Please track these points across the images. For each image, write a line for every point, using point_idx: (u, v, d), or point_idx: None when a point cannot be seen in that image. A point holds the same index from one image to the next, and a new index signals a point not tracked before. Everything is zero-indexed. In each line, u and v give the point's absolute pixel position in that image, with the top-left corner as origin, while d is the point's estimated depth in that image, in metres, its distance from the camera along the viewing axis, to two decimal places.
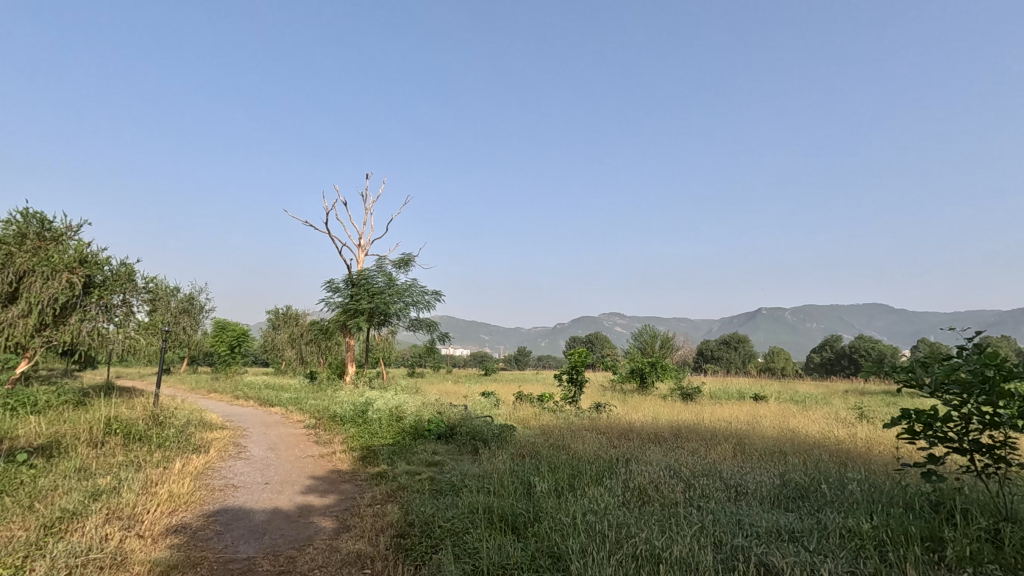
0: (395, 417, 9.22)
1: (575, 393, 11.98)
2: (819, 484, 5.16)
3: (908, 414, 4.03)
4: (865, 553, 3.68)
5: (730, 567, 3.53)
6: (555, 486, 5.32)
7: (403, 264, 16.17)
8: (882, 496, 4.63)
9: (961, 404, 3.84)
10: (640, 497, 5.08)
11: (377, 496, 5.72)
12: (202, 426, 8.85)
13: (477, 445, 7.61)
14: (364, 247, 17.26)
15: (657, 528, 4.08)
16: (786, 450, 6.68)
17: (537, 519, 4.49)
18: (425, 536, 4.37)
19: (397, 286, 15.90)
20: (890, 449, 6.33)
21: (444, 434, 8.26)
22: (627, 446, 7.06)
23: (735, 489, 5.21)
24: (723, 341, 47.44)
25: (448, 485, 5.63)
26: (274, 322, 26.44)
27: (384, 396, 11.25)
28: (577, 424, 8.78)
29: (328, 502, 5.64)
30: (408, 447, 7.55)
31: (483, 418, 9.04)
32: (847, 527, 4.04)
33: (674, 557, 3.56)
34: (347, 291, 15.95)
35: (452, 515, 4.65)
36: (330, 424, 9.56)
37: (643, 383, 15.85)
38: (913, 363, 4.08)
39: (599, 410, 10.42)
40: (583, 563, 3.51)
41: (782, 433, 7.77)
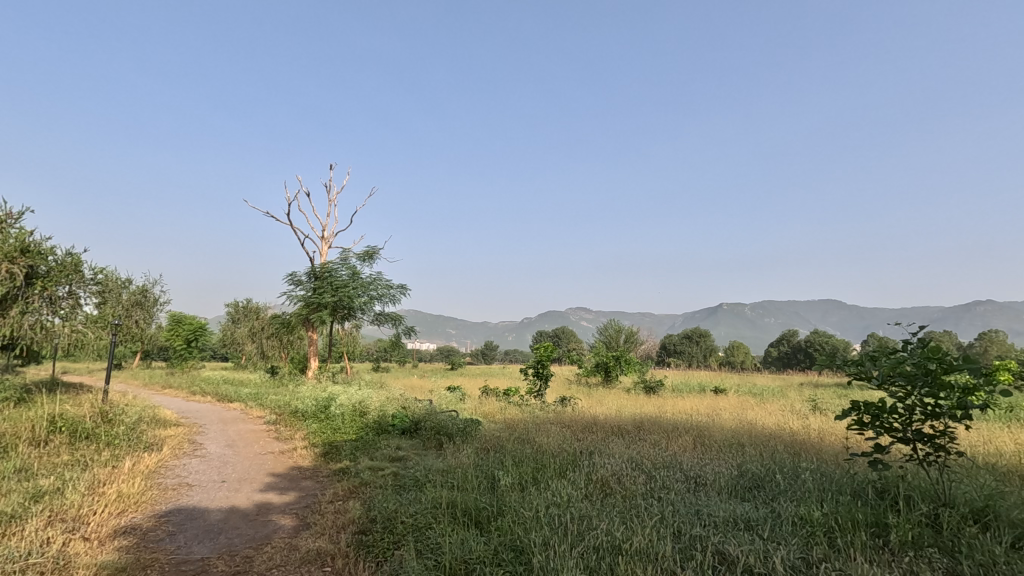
0: (359, 412, 9.07)
1: (541, 387, 12.02)
2: (774, 474, 5.34)
3: (857, 406, 4.20)
4: (815, 539, 3.84)
5: (688, 556, 3.61)
6: (519, 480, 5.34)
7: (367, 257, 15.88)
8: (833, 485, 4.81)
9: (906, 395, 4.02)
10: (602, 489, 5.14)
11: (339, 492, 5.64)
12: (155, 423, 8.50)
13: (442, 439, 7.58)
14: (327, 239, 16.84)
15: (618, 520, 4.15)
16: (743, 441, 6.88)
17: (501, 513, 4.51)
18: (387, 532, 4.32)
19: (362, 279, 15.62)
20: (840, 440, 6.61)
21: (408, 429, 8.19)
22: (591, 439, 7.13)
23: (694, 480, 5.34)
24: (685, 335, 48.41)
25: (411, 480, 5.58)
26: (233, 316, 25.68)
27: (347, 391, 11.06)
28: (542, 418, 8.84)
29: (288, 500, 5.50)
30: (371, 443, 7.46)
31: (448, 412, 9.00)
32: (800, 515, 4.19)
33: (633, 548, 3.62)
34: (309, 284, 15.56)
35: (415, 510, 4.62)
36: (291, 420, 9.34)
37: (607, 376, 16.08)
38: (863, 358, 4.27)
39: (565, 403, 10.51)
40: (545, 556, 3.55)
41: (739, 425, 8.02)
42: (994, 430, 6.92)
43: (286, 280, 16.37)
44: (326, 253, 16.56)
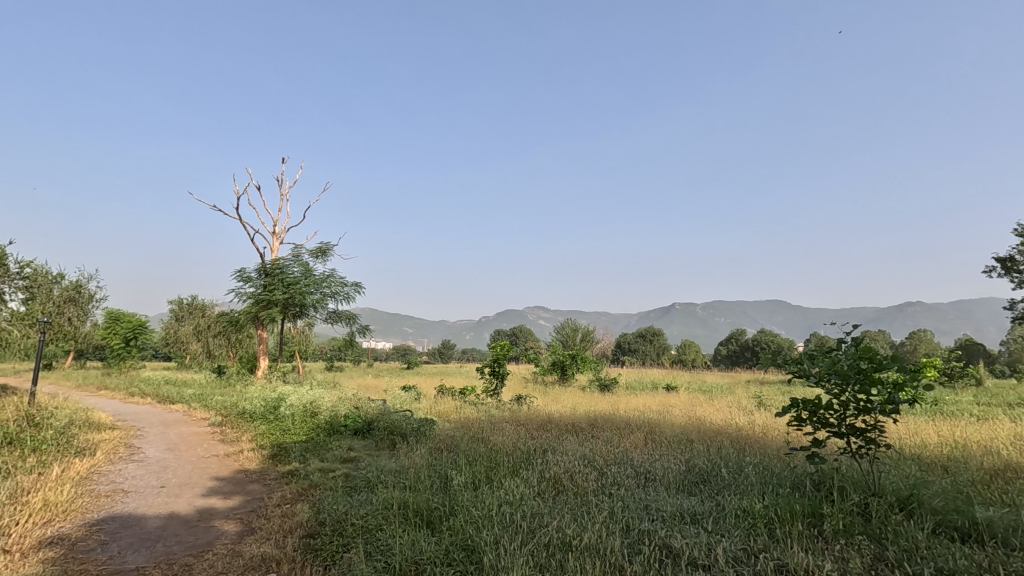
0: (310, 413, 8.84)
1: (497, 386, 12.02)
2: (719, 468, 5.54)
3: (796, 402, 4.39)
4: (756, 531, 3.99)
5: (636, 551, 3.69)
6: (472, 479, 5.34)
7: (320, 253, 15.48)
8: (774, 478, 5.03)
9: (840, 393, 4.25)
10: (555, 487, 5.19)
11: (287, 495, 5.48)
12: (88, 427, 8.04)
13: (395, 439, 7.49)
14: (279, 234, 16.32)
15: (569, 516, 4.21)
16: (692, 437, 7.09)
17: (453, 513, 4.49)
18: (337, 535, 4.23)
19: (314, 277, 15.24)
20: (781, 435, 6.91)
21: (360, 430, 8.05)
22: (545, 437, 7.19)
23: (644, 476, 5.47)
24: (640, 334, 49.52)
25: (362, 482, 5.49)
26: (177, 313, 24.57)
27: (299, 392, 10.75)
28: (497, 417, 8.86)
29: (232, 505, 5.30)
30: (323, 444, 7.28)
31: (403, 412, 8.91)
32: (742, 508, 4.34)
33: (583, 544, 3.68)
34: (259, 281, 15.04)
35: (366, 512, 4.54)
36: (237, 421, 9.02)
37: (563, 375, 16.29)
38: (802, 356, 4.49)
39: (520, 402, 10.55)
40: (496, 554, 3.56)
41: (689, 422, 8.26)
42: (919, 423, 7.40)
43: (235, 277, 15.79)
44: (277, 250, 16.04)
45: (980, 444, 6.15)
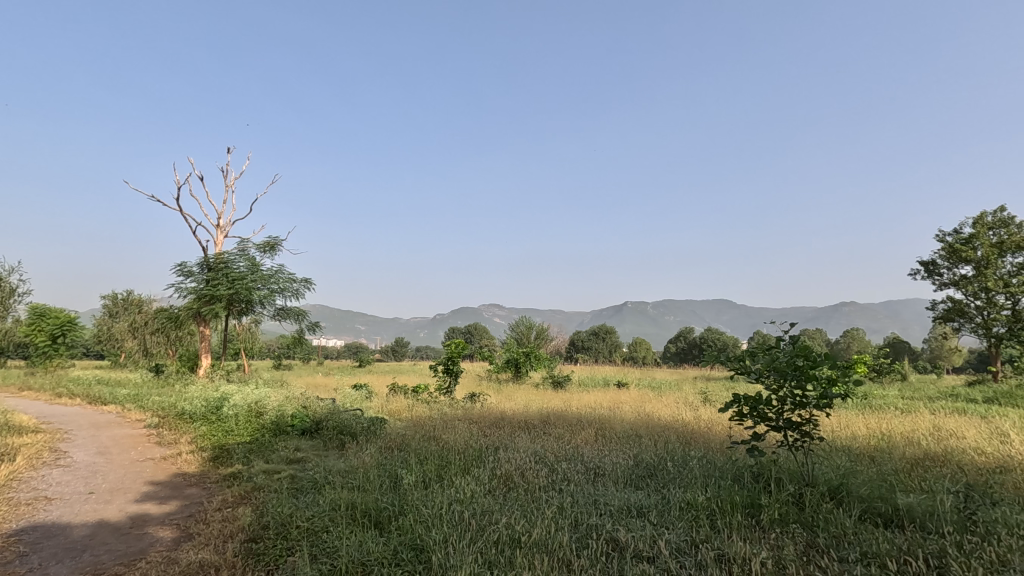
0: (255, 412, 8.53)
1: (450, 383, 11.95)
2: (665, 462, 5.70)
3: (739, 399, 4.56)
4: (699, 522, 4.13)
5: (584, 545, 3.76)
6: (423, 478, 5.29)
7: (268, 248, 14.96)
8: (716, 471, 5.22)
9: (778, 388, 4.45)
10: (506, 484, 5.21)
11: (229, 498, 5.27)
12: (7, 431, 7.48)
13: (344, 439, 7.34)
14: (223, 227, 15.63)
15: (519, 513, 4.24)
16: (641, 433, 7.25)
17: (403, 513, 4.43)
18: (281, 538, 4.11)
19: (261, 272, 14.71)
20: (725, 429, 7.17)
21: (308, 430, 7.85)
22: (497, 435, 7.21)
23: (594, 471, 5.57)
24: (593, 332, 50.43)
25: (309, 483, 5.35)
26: (111, 309, 23.21)
27: (243, 391, 10.36)
28: (450, 415, 8.81)
29: (168, 510, 5.06)
30: (268, 445, 7.04)
31: (353, 411, 8.74)
32: (686, 500, 4.49)
33: (532, 540, 3.71)
34: (201, 276, 14.37)
35: (313, 514, 4.42)
36: (176, 422, 8.60)
37: (517, 372, 16.36)
38: (744, 353, 4.67)
39: (474, 400, 10.53)
40: (445, 553, 3.54)
41: (638, 418, 8.45)
42: (849, 416, 7.86)
43: (175, 272, 15.05)
44: (221, 243, 15.37)
45: (903, 435, 6.59)
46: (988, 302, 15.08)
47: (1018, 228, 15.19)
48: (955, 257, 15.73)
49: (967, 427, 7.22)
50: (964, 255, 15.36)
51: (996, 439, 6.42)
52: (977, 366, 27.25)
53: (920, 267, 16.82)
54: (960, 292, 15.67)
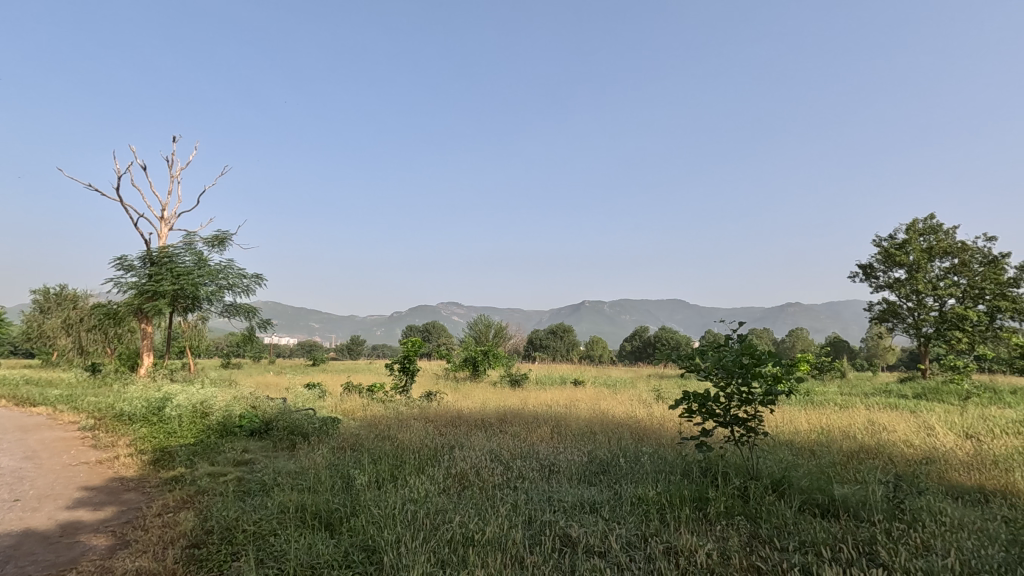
0: (200, 413, 8.20)
1: (406, 382, 11.82)
2: (617, 459, 5.82)
3: (688, 396, 4.70)
4: (649, 516, 4.23)
5: (537, 542, 3.79)
6: (376, 478, 5.20)
7: (216, 242, 14.39)
8: (666, 466, 5.36)
9: (726, 386, 4.61)
10: (461, 483, 5.19)
11: (170, 503, 5.04)
12: None
13: (295, 439, 7.15)
14: (167, 220, 14.91)
15: (473, 511, 4.23)
16: (595, 430, 7.37)
17: (355, 514, 4.35)
18: (225, 543, 3.96)
19: (209, 267, 14.14)
20: (675, 426, 7.38)
21: (257, 430, 7.61)
22: (453, 433, 7.18)
23: (548, 468, 5.62)
24: (551, 330, 50.88)
25: (257, 485, 5.18)
26: (43, 305, 21.82)
27: (187, 390, 9.93)
28: (406, 414, 8.71)
29: (103, 517, 4.80)
30: (213, 447, 6.78)
31: (305, 411, 8.51)
32: (637, 495, 4.59)
33: (485, 538, 3.71)
34: (143, 271, 13.68)
35: (260, 517, 4.29)
36: (114, 424, 8.17)
37: (475, 371, 16.32)
38: (694, 352, 4.81)
39: (430, 399, 10.44)
40: (397, 554, 3.49)
41: (593, 415, 8.58)
42: (793, 412, 8.22)
43: (114, 266, 14.28)
44: (166, 237, 14.67)
45: (842, 429, 6.95)
46: (919, 304, 16.06)
47: (945, 235, 16.26)
48: (890, 261, 16.67)
49: (898, 421, 7.68)
50: (898, 259, 16.30)
51: (924, 432, 6.86)
52: (908, 364, 29.01)
53: (859, 271, 17.75)
54: (894, 294, 16.62)
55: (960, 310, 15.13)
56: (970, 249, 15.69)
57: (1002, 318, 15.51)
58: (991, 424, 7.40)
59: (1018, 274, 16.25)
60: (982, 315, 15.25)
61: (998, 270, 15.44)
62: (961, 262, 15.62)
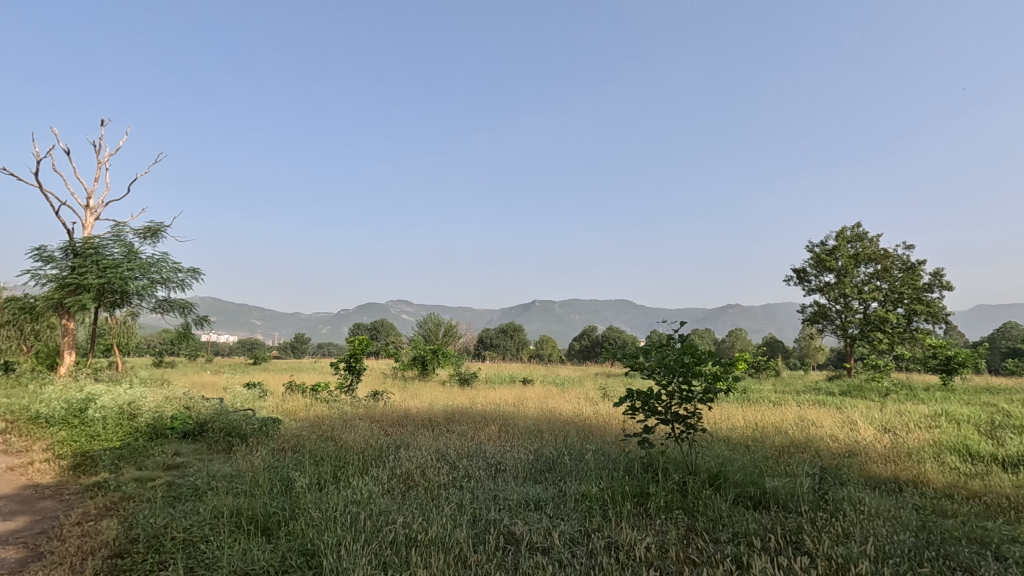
0: (127, 415, 7.71)
1: (352, 382, 11.54)
2: (563, 456, 5.91)
3: (632, 394, 4.81)
4: (592, 512, 4.30)
5: (481, 540, 3.79)
6: (317, 480, 5.05)
7: (149, 234, 13.58)
8: (610, 463, 5.49)
9: (668, 383, 4.75)
10: (406, 483, 5.12)
11: (91, 511, 4.72)
12: None
13: (233, 441, 6.87)
14: (92, 209, 13.93)
15: (417, 511, 4.19)
16: (542, 428, 7.44)
17: (293, 517, 4.22)
18: (152, 552, 3.74)
19: (140, 260, 13.34)
20: (620, 423, 7.55)
21: (190, 433, 7.27)
22: (399, 433, 7.08)
23: (494, 467, 5.63)
24: (502, 329, 51.04)
25: (188, 490, 4.92)
26: None
27: (112, 391, 9.32)
28: (352, 414, 8.52)
29: (13, 528, 4.43)
30: (141, 451, 6.40)
31: (243, 412, 8.17)
32: (581, 492, 4.66)
33: (428, 538, 3.68)
34: (65, 263, 12.74)
35: (191, 523, 4.08)
36: (28, 428, 7.55)
37: (424, 370, 16.13)
38: (638, 351, 4.94)
39: (377, 398, 10.23)
40: (337, 557, 3.41)
41: (541, 413, 8.67)
42: (730, 409, 8.57)
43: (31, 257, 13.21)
44: (91, 227, 13.72)
45: (774, 425, 7.32)
46: (846, 307, 17.08)
47: (870, 242, 17.39)
48: (821, 266, 17.65)
49: (825, 417, 8.16)
50: (828, 264, 17.30)
51: (847, 427, 7.32)
52: (836, 364, 30.83)
53: (793, 274, 18.72)
54: (824, 297, 17.60)
55: (881, 313, 16.23)
56: (891, 256, 16.87)
57: (917, 320, 16.75)
58: (906, 418, 7.99)
59: (933, 280, 17.61)
60: (900, 317, 16.42)
61: (915, 276, 16.66)
62: (884, 268, 16.76)
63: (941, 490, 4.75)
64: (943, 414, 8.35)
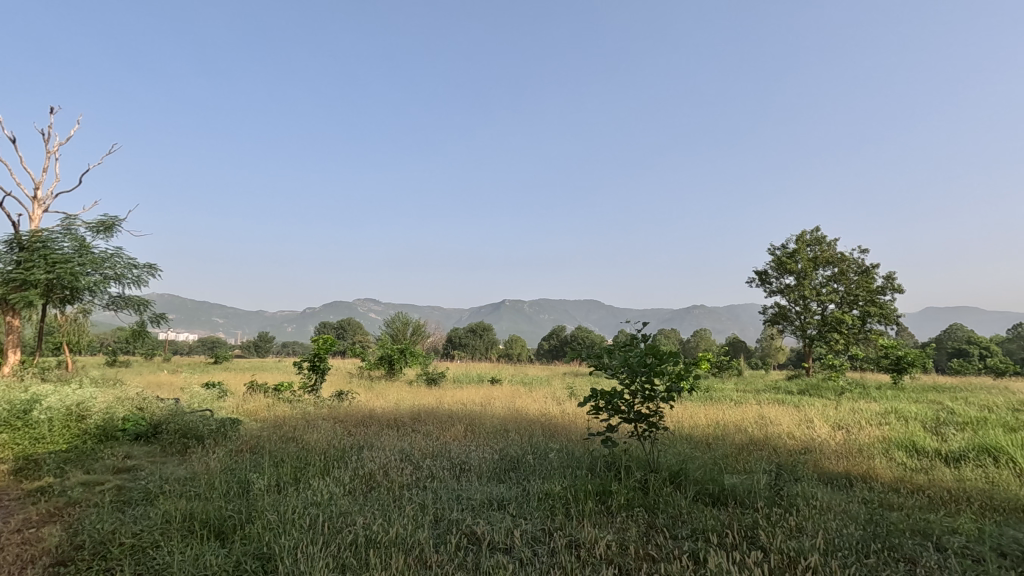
0: (75, 415, 7.38)
1: (315, 381, 11.31)
2: (527, 455, 5.93)
3: (596, 394, 4.86)
4: (555, 511, 4.32)
5: (443, 540, 3.76)
6: (276, 482, 4.94)
7: (102, 227, 13.02)
8: (574, 461, 5.53)
9: (631, 383, 4.81)
10: (368, 483, 5.05)
11: (32, 517, 4.49)
12: None
13: (189, 443, 6.65)
14: (40, 201, 13.30)
15: (378, 513, 4.13)
16: (508, 428, 7.45)
17: (250, 520, 4.11)
18: (98, 559, 3.59)
19: (92, 255, 12.77)
20: (585, 422, 7.62)
21: (143, 435, 7.03)
22: (363, 433, 6.96)
23: (459, 466, 5.61)
24: (471, 328, 51.03)
25: (139, 494, 4.74)
26: None
27: (59, 391, 8.88)
28: (314, 414, 8.37)
29: None
30: (90, 454, 6.14)
31: (200, 412, 7.91)
32: (544, 490, 4.68)
33: (389, 539, 3.64)
34: (9, 257, 12.08)
35: (140, 529, 3.93)
36: None
37: (391, 369, 15.96)
38: (602, 351, 5.00)
39: (341, 399, 10.04)
40: (294, 560, 3.34)
41: (507, 413, 8.69)
42: (693, 408, 8.76)
43: None
44: (39, 219, 13.07)
45: (734, 424, 7.51)
46: (805, 308, 17.61)
47: (828, 246, 17.99)
48: (782, 268, 18.18)
49: (783, 415, 8.41)
50: (788, 267, 17.82)
51: (803, 424, 7.57)
52: (796, 363, 31.82)
53: (755, 276, 19.20)
54: (785, 299, 18.13)
55: (838, 314, 16.80)
56: (847, 260, 17.51)
57: (871, 322, 17.42)
58: (859, 416, 8.31)
59: (886, 283, 18.36)
60: (856, 319, 17.05)
61: (870, 279, 17.32)
62: (840, 271, 17.39)
63: (888, 485, 4.96)
64: (893, 411, 8.71)
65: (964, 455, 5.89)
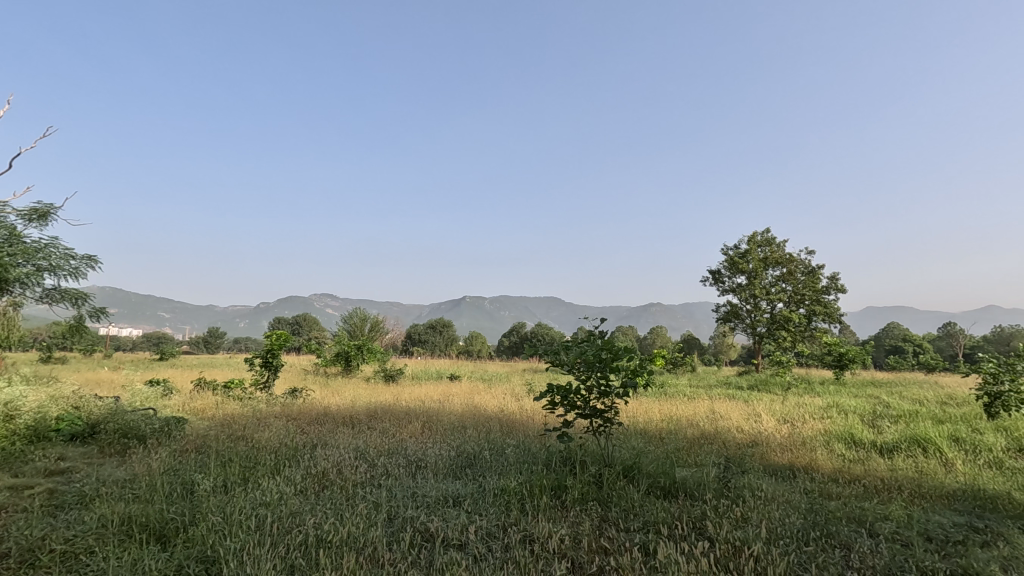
0: (3, 415, 6.92)
1: (268, 378, 10.97)
2: (484, 451, 5.93)
3: (553, 389, 4.90)
4: (510, 506, 4.34)
5: (396, 538, 3.72)
6: (224, 482, 4.77)
7: (35, 216, 12.24)
8: (530, 457, 5.57)
9: (587, 378, 4.87)
10: (320, 482, 4.93)
11: None
12: None
13: (130, 443, 6.35)
14: None
15: (330, 512, 4.04)
16: (466, 424, 7.43)
17: (194, 523, 3.95)
18: (25, 567, 3.38)
19: (23, 245, 11.97)
20: (542, 418, 7.68)
21: (80, 435, 6.67)
22: (316, 431, 6.80)
23: (415, 464, 5.56)
24: (431, 325, 50.66)
25: (73, 498, 4.49)
26: None
27: None
28: (266, 412, 8.12)
29: None
30: (19, 456, 5.77)
31: (143, 411, 7.55)
32: (500, 486, 4.69)
33: (340, 539, 3.57)
34: None
35: (73, 534, 3.72)
36: None
37: (347, 366, 15.64)
38: (559, 347, 5.05)
39: (295, 396, 9.78)
40: (241, 563, 3.24)
41: (465, 409, 8.67)
42: (647, 403, 8.95)
43: None
44: None
45: (687, 418, 7.71)
46: (755, 306, 18.26)
47: (777, 247, 18.72)
48: (735, 268, 18.79)
49: (733, 410, 8.69)
50: (740, 267, 18.43)
51: (751, 419, 7.85)
52: (746, 360, 32.99)
53: (709, 276, 19.78)
54: (737, 298, 18.75)
55: (786, 313, 17.50)
56: (795, 260, 18.25)
57: (816, 320, 18.23)
58: (803, 410, 8.68)
59: (830, 283, 19.24)
60: (802, 317, 17.79)
61: (816, 280, 18.10)
62: (789, 271, 18.11)
63: (827, 475, 5.20)
64: (834, 405, 9.14)
65: (897, 446, 6.24)
